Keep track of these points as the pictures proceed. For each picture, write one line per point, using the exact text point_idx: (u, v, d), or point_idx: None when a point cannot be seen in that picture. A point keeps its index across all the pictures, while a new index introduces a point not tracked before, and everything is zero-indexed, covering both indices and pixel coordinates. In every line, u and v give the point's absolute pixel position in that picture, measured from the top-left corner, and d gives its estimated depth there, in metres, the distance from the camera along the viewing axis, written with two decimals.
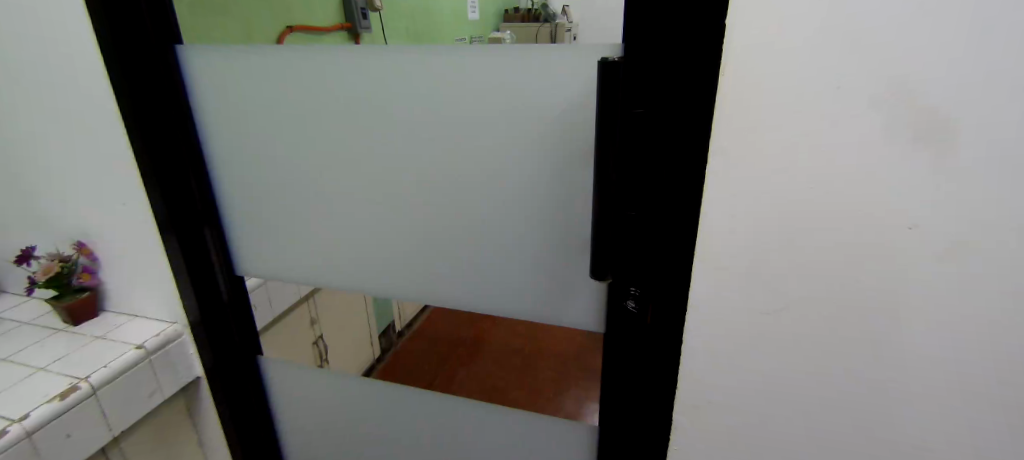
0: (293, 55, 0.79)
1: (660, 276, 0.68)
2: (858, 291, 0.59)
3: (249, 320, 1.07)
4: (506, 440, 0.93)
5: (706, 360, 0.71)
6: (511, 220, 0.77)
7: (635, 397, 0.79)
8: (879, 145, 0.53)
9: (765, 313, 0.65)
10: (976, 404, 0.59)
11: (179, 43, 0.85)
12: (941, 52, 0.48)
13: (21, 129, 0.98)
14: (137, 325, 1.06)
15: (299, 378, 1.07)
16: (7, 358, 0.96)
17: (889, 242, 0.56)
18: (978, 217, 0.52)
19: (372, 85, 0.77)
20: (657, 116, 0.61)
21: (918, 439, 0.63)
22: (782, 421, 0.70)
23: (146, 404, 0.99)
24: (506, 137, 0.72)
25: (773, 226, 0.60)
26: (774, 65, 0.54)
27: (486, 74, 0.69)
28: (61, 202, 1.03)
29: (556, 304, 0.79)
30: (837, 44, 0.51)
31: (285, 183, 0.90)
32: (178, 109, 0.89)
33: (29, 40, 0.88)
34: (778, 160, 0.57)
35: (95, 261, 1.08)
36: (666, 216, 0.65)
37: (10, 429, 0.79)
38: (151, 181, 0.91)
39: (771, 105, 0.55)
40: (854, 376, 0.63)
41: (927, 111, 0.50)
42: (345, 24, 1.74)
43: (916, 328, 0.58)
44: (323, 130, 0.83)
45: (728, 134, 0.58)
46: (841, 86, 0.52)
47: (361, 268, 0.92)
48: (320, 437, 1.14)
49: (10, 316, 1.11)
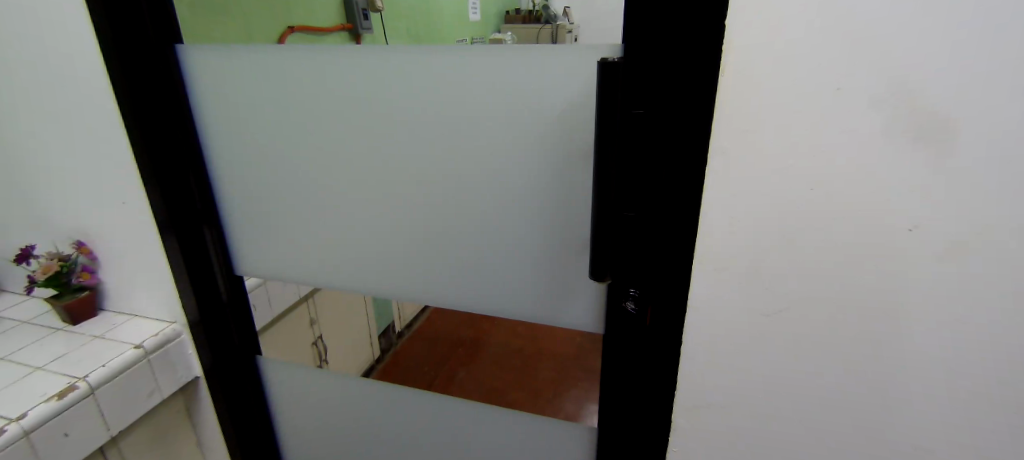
0: (294, 56, 0.79)
1: (660, 277, 0.69)
2: (858, 291, 0.59)
3: (249, 319, 1.07)
4: (505, 440, 0.93)
5: (706, 361, 0.71)
6: (511, 221, 0.77)
7: (635, 398, 0.79)
8: (880, 145, 0.53)
9: (765, 314, 0.65)
10: (976, 404, 0.59)
11: (179, 42, 0.85)
12: (940, 52, 0.48)
13: (21, 128, 0.98)
14: (136, 325, 1.06)
15: (299, 378, 1.07)
16: (6, 357, 0.95)
17: (890, 242, 0.56)
18: (978, 216, 0.52)
19: (373, 85, 0.77)
20: (656, 117, 0.61)
21: (919, 439, 0.63)
22: (782, 421, 0.70)
23: (144, 404, 0.99)
24: (506, 136, 0.72)
25: (773, 226, 0.60)
26: (774, 65, 0.54)
27: (486, 73, 0.69)
28: (60, 202, 1.03)
29: (556, 304, 0.79)
30: (837, 44, 0.51)
31: (286, 184, 0.90)
32: (178, 109, 0.89)
33: (30, 38, 0.88)
34: (778, 160, 0.57)
35: (95, 260, 1.07)
36: (666, 216, 0.65)
37: (8, 428, 0.78)
38: (151, 181, 0.91)
39: (771, 105, 0.55)
40: (854, 377, 0.63)
41: (928, 111, 0.50)
42: (346, 24, 1.74)
43: (915, 328, 0.58)
44: (323, 129, 0.83)
45: (728, 134, 0.58)
46: (840, 86, 0.52)
47: (361, 269, 0.92)
48: (320, 437, 1.13)
49: (10, 316, 1.11)
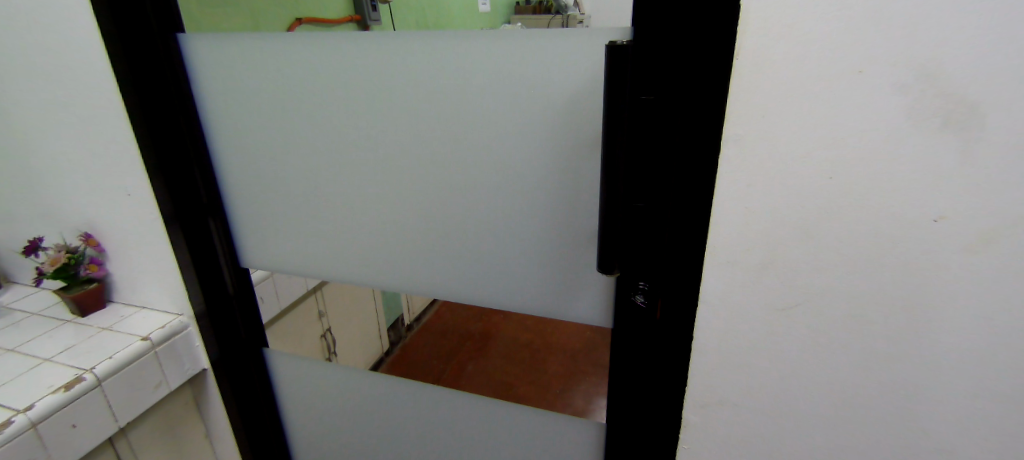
0: (300, 46, 0.78)
1: (671, 270, 0.68)
2: (874, 289, 0.59)
3: (255, 312, 1.07)
4: (515, 435, 0.92)
5: (717, 356, 0.70)
6: (519, 215, 0.76)
7: (647, 395, 0.78)
8: (902, 132, 0.51)
9: (781, 308, 0.64)
10: (987, 402, 0.58)
11: (180, 32, 0.84)
12: (961, 40, 0.47)
13: (27, 121, 0.97)
14: (143, 317, 1.06)
15: (305, 370, 1.07)
16: (15, 349, 0.95)
17: (909, 232, 0.55)
18: (1003, 208, 0.51)
19: (379, 74, 0.76)
20: (667, 102, 0.60)
21: (937, 438, 0.62)
22: (792, 420, 0.69)
23: (151, 396, 0.98)
24: (515, 130, 0.71)
25: (787, 219, 0.59)
26: (788, 49, 0.53)
27: (493, 65, 0.69)
28: (65, 192, 1.02)
29: (563, 299, 0.79)
30: (858, 31, 0.50)
31: (293, 176, 0.90)
32: (181, 99, 0.88)
33: (33, 29, 0.87)
34: (796, 146, 0.56)
35: (102, 252, 1.07)
36: (675, 206, 0.64)
37: (15, 419, 0.78)
38: (154, 171, 0.90)
39: (788, 89, 0.54)
40: (866, 375, 0.63)
41: (955, 93, 0.49)
42: (356, 16, 1.75)
43: (930, 325, 0.58)
44: (328, 122, 0.83)
45: (742, 121, 0.57)
46: (862, 73, 0.51)
47: (368, 263, 0.91)
48: (328, 429, 1.13)
49: (20, 308, 1.10)
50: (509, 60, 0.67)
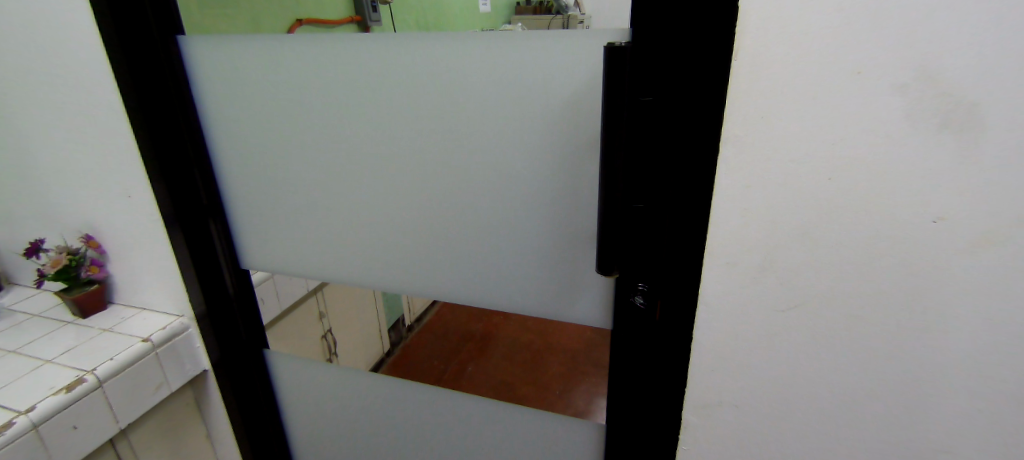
0: (299, 47, 0.78)
1: (671, 270, 0.68)
2: (873, 290, 0.59)
3: (255, 313, 1.07)
4: (515, 435, 0.92)
5: (717, 356, 0.70)
6: (518, 215, 0.76)
7: (647, 396, 0.78)
8: (900, 133, 0.51)
9: (780, 309, 0.64)
10: (986, 402, 0.58)
11: (180, 34, 0.85)
12: (957, 41, 0.47)
13: (28, 123, 0.98)
14: (143, 318, 1.06)
15: (306, 371, 1.07)
16: (17, 350, 0.96)
17: (908, 233, 0.55)
18: (1000, 208, 0.51)
19: (379, 76, 0.76)
20: (667, 104, 0.60)
21: (936, 437, 0.62)
22: (790, 422, 0.69)
23: (152, 398, 0.98)
24: (515, 131, 0.71)
25: (785, 220, 0.59)
26: (786, 50, 0.53)
27: (492, 66, 0.69)
28: (66, 194, 1.03)
29: (563, 299, 0.79)
30: (856, 32, 0.50)
31: (293, 177, 0.90)
32: (180, 100, 0.88)
33: (33, 31, 0.87)
34: (794, 147, 0.56)
35: (103, 254, 1.07)
36: (674, 207, 0.64)
37: (16, 420, 0.78)
38: (154, 172, 0.90)
39: (787, 89, 0.54)
40: (865, 376, 0.63)
41: (953, 93, 0.49)
42: (356, 17, 1.75)
43: (929, 324, 0.58)
44: (328, 123, 0.83)
45: (741, 122, 0.57)
46: (859, 74, 0.51)
47: (368, 264, 0.91)
48: (328, 430, 1.13)
49: (21, 309, 1.11)
50: (509, 61, 0.68)
